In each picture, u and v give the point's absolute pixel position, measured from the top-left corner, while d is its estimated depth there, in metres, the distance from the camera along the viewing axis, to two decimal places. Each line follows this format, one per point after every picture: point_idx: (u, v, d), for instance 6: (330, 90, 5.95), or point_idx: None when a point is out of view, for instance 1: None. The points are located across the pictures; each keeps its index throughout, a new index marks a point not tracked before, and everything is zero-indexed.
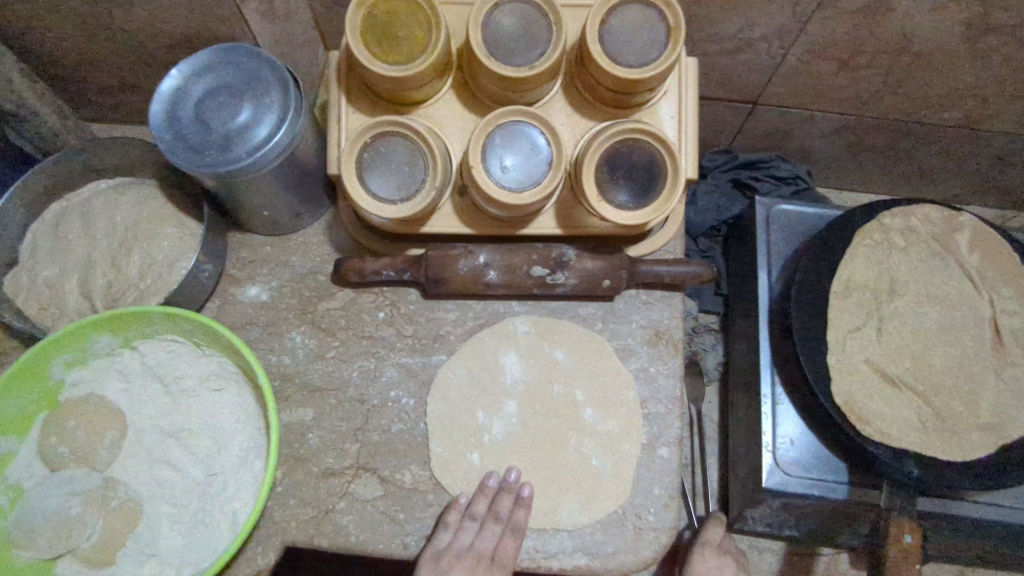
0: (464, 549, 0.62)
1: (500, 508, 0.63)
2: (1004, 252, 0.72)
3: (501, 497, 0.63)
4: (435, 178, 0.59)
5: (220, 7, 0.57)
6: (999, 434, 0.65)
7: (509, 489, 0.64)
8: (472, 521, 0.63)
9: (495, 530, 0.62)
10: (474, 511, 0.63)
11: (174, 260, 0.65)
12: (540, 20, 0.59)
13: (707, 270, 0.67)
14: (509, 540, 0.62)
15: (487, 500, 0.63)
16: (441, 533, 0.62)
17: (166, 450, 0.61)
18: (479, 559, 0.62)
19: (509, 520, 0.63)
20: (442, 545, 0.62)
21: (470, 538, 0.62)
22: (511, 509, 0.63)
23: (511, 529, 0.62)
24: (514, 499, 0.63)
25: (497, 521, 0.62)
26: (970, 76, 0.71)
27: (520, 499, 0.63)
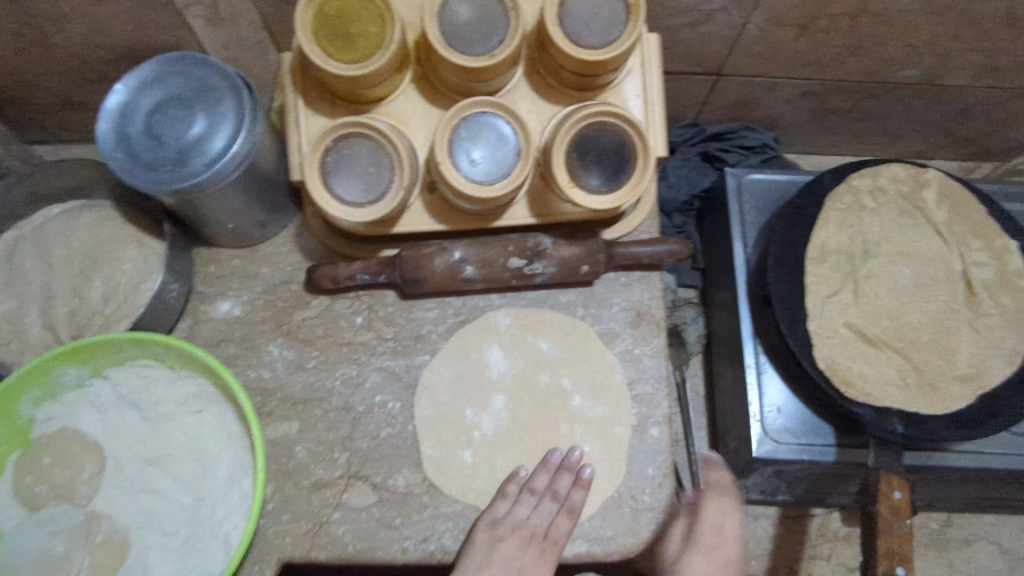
0: (520, 521, 0.63)
1: (559, 487, 0.63)
2: (971, 204, 0.73)
3: (561, 476, 0.64)
4: (403, 177, 0.58)
5: (159, 16, 0.55)
6: (977, 383, 0.66)
7: (570, 468, 0.64)
8: (530, 495, 0.64)
9: (552, 506, 0.63)
10: (533, 487, 0.64)
11: (139, 282, 0.63)
12: (497, 6, 0.58)
13: (683, 247, 0.67)
14: (564, 518, 0.63)
15: (548, 476, 0.64)
16: (500, 502, 0.63)
17: (150, 478, 0.59)
18: (534, 532, 0.63)
19: (566, 500, 0.63)
20: (499, 513, 0.63)
21: (528, 510, 0.63)
22: (569, 488, 0.63)
23: (568, 508, 0.63)
24: (574, 479, 0.63)
25: (555, 499, 0.63)
26: (928, 33, 0.71)
27: (580, 480, 0.63)
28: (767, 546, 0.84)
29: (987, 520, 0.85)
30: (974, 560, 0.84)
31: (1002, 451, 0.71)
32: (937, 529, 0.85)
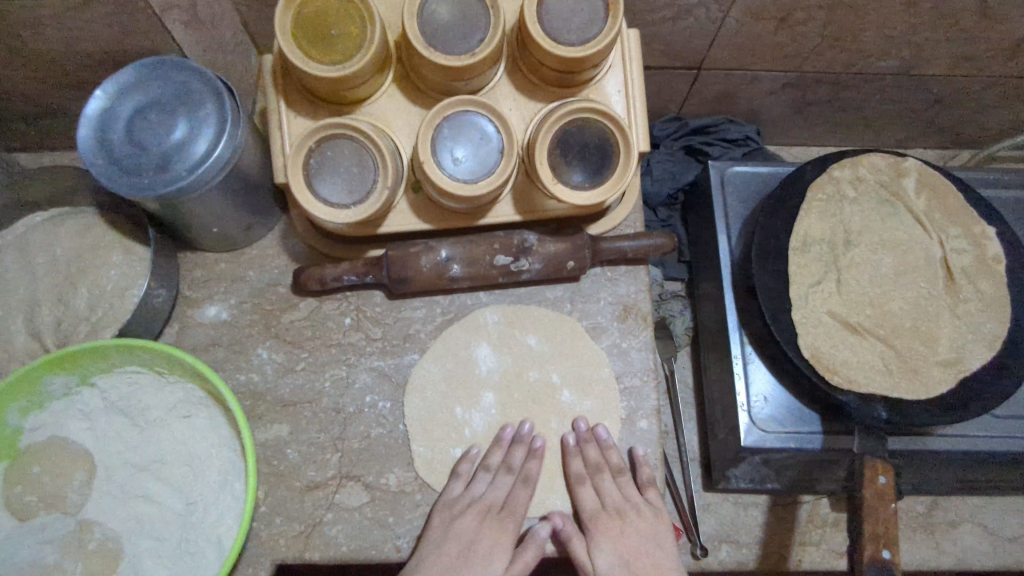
0: (475, 497, 0.63)
1: (513, 460, 0.64)
2: (949, 192, 0.74)
3: (515, 449, 0.65)
4: (387, 178, 0.58)
5: (138, 21, 0.55)
6: (958, 367, 0.67)
7: (524, 441, 0.65)
8: (485, 470, 0.64)
9: (508, 481, 0.64)
10: (487, 462, 0.64)
11: (125, 288, 0.63)
12: (477, 6, 0.58)
13: (668, 241, 0.68)
14: (521, 490, 0.64)
15: (502, 452, 0.65)
16: (455, 482, 0.63)
17: (141, 484, 0.59)
18: (489, 506, 0.63)
19: (522, 471, 0.64)
20: (454, 493, 0.63)
21: (483, 486, 0.64)
22: (524, 460, 0.64)
23: (523, 480, 0.64)
24: (528, 450, 0.65)
25: (509, 473, 0.64)
26: (903, 24, 0.72)
27: (533, 451, 0.65)
28: (757, 533, 0.85)
29: (972, 502, 0.86)
30: (960, 542, 0.85)
31: (985, 434, 0.72)
32: (923, 512, 0.86)
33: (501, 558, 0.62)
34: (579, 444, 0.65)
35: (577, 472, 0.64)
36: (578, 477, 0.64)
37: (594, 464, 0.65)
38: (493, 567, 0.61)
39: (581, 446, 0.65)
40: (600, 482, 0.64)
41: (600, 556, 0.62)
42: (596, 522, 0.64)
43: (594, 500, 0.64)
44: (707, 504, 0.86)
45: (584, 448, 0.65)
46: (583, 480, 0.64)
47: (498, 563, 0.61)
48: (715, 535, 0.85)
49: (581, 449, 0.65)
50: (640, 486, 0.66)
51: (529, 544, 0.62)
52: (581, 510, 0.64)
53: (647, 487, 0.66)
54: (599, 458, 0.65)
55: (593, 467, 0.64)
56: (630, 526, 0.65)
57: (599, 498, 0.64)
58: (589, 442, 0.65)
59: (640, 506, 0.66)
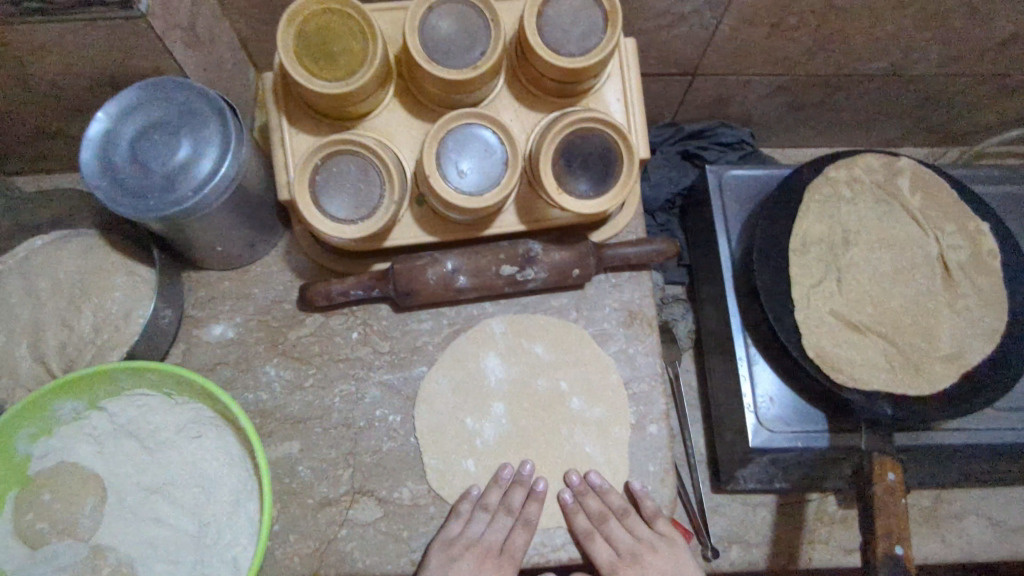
0: (473, 539, 0.62)
1: (512, 501, 0.63)
2: (942, 189, 0.75)
3: (514, 490, 0.64)
4: (393, 193, 0.58)
5: (139, 42, 0.55)
6: (960, 362, 0.68)
7: (523, 481, 0.64)
8: (483, 511, 0.63)
9: (506, 523, 0.63)
10: (486, 502, 0.63)
11: (129, 310, 0.63)
12: (477, 18, 0.58)
13: (671, 246, 0.68)
14: (521, 531, 0.63)
15: (501, 492, 0.64)
16: (453, 522, 0.62)
17: (153, 507, 0.59)
18: (488, 548, 0.62)
19: (521, 512, 0.64)
20: (451, 534, 0.62)
21: (481, 528, 0.63)
22: (523, 502, 0.64)
23: (523, 522, 0.63)
24: (527, 492, 0.64)
25: (509, 513, 0.63)
26: (892, 26, 0.74)
27: (533, 493, 0.64)
28: (766, 534, 0.86)
29: (975, 493, 0.87)
30: (965, 534, 0.86)
31: (988, 427, 0.73)
32: (929, 506, 0.87)
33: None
34: (577, 498, 0.65)
35: (583, 528, 0.63)
36: (585, 532, 0.63)
37: (598, 515, 0.64)
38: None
39: (580, 500, 0.64)
40: (608, 530, 0.63)
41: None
42: (615, 575, 0.62)
43: (606, 550, 0.63)
44: (716, 506, 0.87)
45: (583, 501, 0.64)
46: (591, 535, 0.63)
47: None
48: (724, 537, 0.86)
49: (581, 501, 0.65)
50: (647, 520, 0.65)
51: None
52: (599, 564, 0.63)
53: (654, 520, 0.65)
54: (602, 508, 0.64)
55: (598, 516, 0.64)
56: (650, 567, 0.63)
57: (611, 547, 0.63)
58: (587, 492, 0.65)
59: (655, 543, 0.64)
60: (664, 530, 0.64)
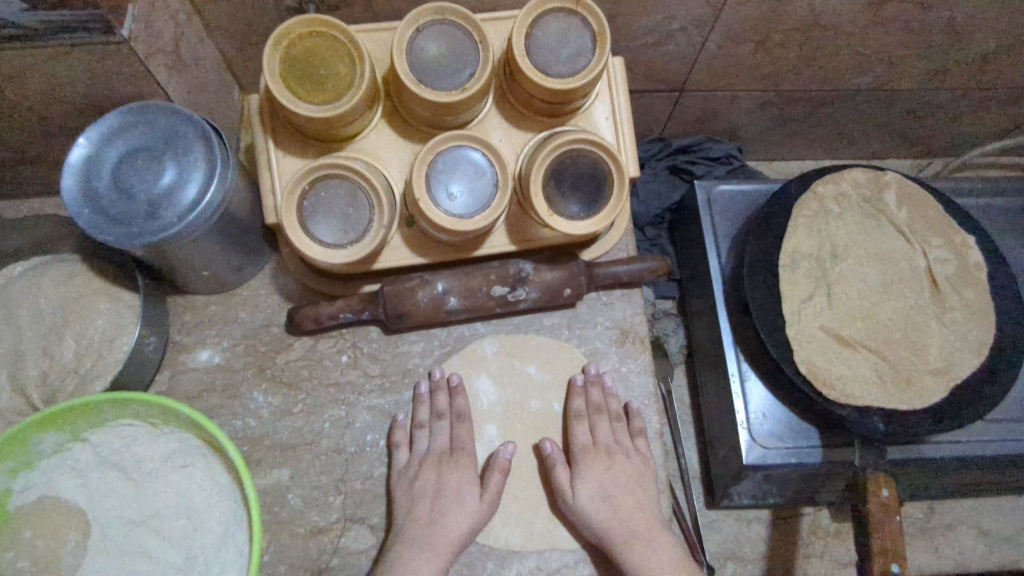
0: (424, 453, 0.65)
1: (439, 405, 0.66)
2: (927, 203, 0.76)
3: (437, 396, 0.67)
4: (383, 216, 0.57)
5: (121, 67, 0.54)
6: (949, 375, 0.69)
7: (441, 386, 0.67)
8: (420, 429, 0.66)
9: (444, 425, 0.66)
10: (418, 420, 0.67)
11: (113, 337, 0.61)
12: (465, 40, 0.58)
13: (662, 263, 0.68)
14: (460, 427, 0.67)
15: (427, 405, 0.67)
16: (398, 452, 0.65)
17: (138, 540, 0.57)
18: (440, 454, 0.66)
19: (452, 410, 0.67)
20: (402, 463, 0.65)
21: (425, 442, 0.66)
22: (449, 401, 0.67)
23: (458, 418, 0.67)
24: (449, 392, 0.67)
25: (442, 418, 0.66)
26: (876, 43, 0.75)
27: (453, 390, 0.67)
28: (761, 548, 0.86)
29: (966, 504, 0.88)
30: (958, 544, 0.86)
31: (978, 439, 0.73)
32: (921, 517, 0.87)
33: (470, 494, 0.64)
34: (585, 385, 0.68)
35: (578, 409, 0.68)
36: (578, 414, 0.68)
37: (595, 406, 0.68)
38: (467, 505, 0.63)
39: (588, 388, 0.68)
40: (597, 422, 0.67)
41: (581, 486, 0.64)
42: (581, 456, 0.66)
43: (586, 436, 0.67)
44: (710, 522, 0.86)
45: (590, 389, 0.68)
46: (580, 417, 0.67)
47: (471, 500, 0.63)
48: (719, 553, 0.85)
49: (587, 389, 0.68)
50: (631, 432, 0.69)
51: (493, 469, 0.64)
52: (574, 444, 0.67)
53: (637, 435, 0.69)
54: (602, 402, 0.68)
55: (594, 407, 0.68)
56: (616, 465, 0.66)
57: (591, 436, 0.67)
58: (595, 384, 0.68)
59: (630, 450, 0.68)
60: (641, 446, 0.69)
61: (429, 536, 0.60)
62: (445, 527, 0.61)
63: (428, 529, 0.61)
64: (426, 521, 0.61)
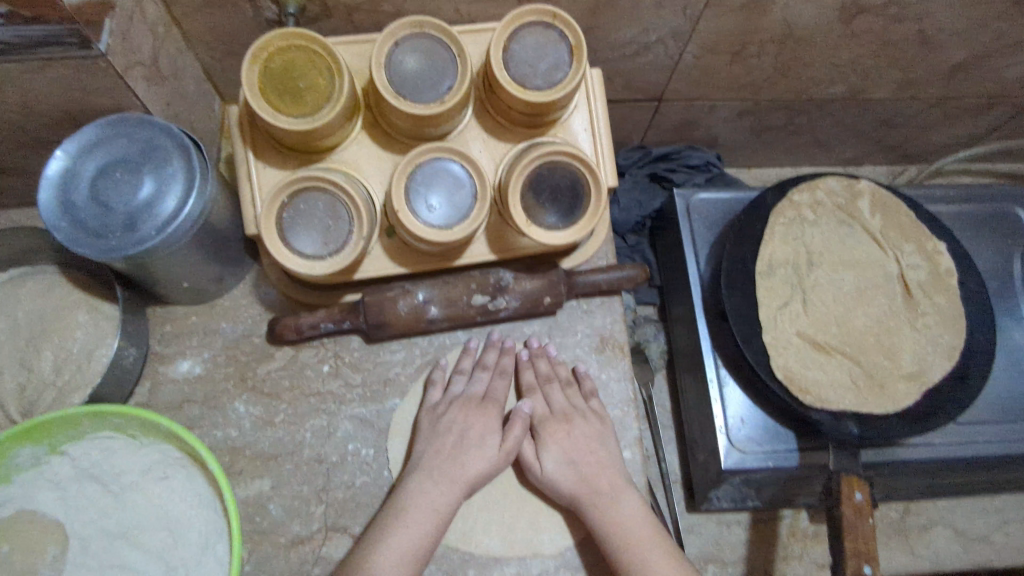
0: (455, 396, 0.67)
1: (487, 360, 0.69)
2: (900, 210, 0.78)
3: (489, 352, 0.69)
4: (362, 228, 0.58)
5: (99, 79, 0.54)
6: (921, 380, 0.70)
7: (495, 345, 0.69)
8: (459, 374, 0.68)
9: (485, 376, 0.68)
10: (460, 366, 0.68)
11: (92, 349, 0.61)
12: (443, 52, 0.59)
13: (640, 271, 0.69)
14: (499, 382, 0.68)
15: (472, 357, 0.69)
16: (431, 390, 0.67)
17: (117, 552, 0.57)
18: (471, 399, 0.67)
19: (497, 366, 0.69)
20: (434, 400, 0.67)
21: (461, 386, 0.67)
22: (498, 358, 0.69)
23: (500, 372, 0.68)
24: (499, 351, 0.69)
25: (485, 369, 0.68)
26: (849, 54, 0.76)
27: (504, 348, 0.69)
28: (740, 551, 0.87)
29: (941, 505, 0.89)
30: (933, 545, 0.88)
31: (951, 442, 0.75)
32: (897, 518, 0.89)
33: (492, 439, 0.65)
34: (531, 359, 0.70)
35: (529, 383, 0.69)
36: (529, 387, 0.69)
37: (545, 376, 0.69)
38: (488, 449, 0.64)
39: (534, 361, 0.69)
40: (549, 391, 0.68)
41: (547, 456, 0.65)
42: (543, 427, 0.67)
43: (542, 407, 0.69)
44: (691, 525, 0.87)
45: (536, 362, 0.69)
46: (533, 389, 0.69)
47: (492, 445, 0.64)
48: (701, 556, 0.86)
49: (534, 362, 0.70)
50: (584, 395, 0.69)
51: (513, 422, 0.66)
52: (533, 415, 0.68)
53: (590, 396, 0.69)
54: (550, 371, 0.69)
55: (544, 378, 0.69)
56: (576, 429, 0.66)
57: (547, 405, 0.68)
58: (540, 356, 0.69)
59: (586, 412, 0.68)
60: (596, 406, 0.68)
61: (447, 470, 0.62)
62: (464, 466, 0.62)
63: (449, 462, 0.62)
64: (448, 454, 0.63)
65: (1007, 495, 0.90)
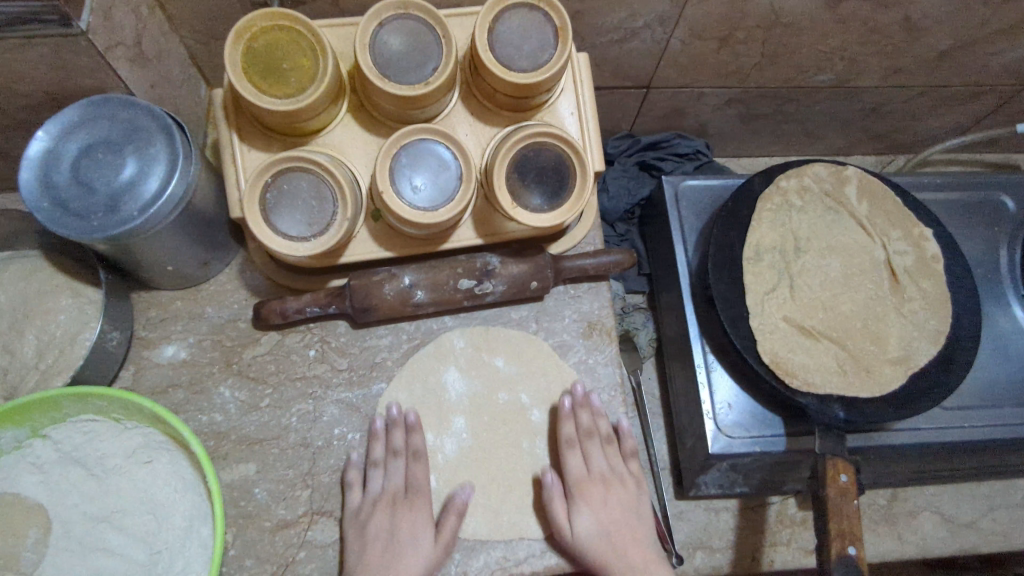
0: (377, 493, 0.63)
1: (394, 444, 0.64)
2: (886, 196, 0.78)
3: (392, 434, 0.65)
4: (347, 210, 0.58)
5: (81, 59, 0.53)
6: (906, 364, 0.70)
7: (398, 423, 0.65)
8: (375, 468, 0.64)
9: (400, 464, 0.64)
10: (373, 458, 0.64)
11: (75, 333, 0.61)
12: (428, 34, 0.58)
13: (628, 256, 0.69)
14: (415, 466, 0.64)
15: (382, 442, 0.65)
16: (350, 493, 0.63)
17: (99, 536, 0.57)
18: (394, 494, 0.63)
19: (408, 448, 0.65)
20: (356, 504, 0.62)
21: (380, 482, 0.64)
22: (405, 438, 0.65)
23: (412, 455, 0.65)
24: (405, 428, 0.65)
25: (398, 455, 0.64)
26: (835, 41, 0.76)
27: (410, 426, 0.65)
28: (728, 538, 0.87)
29: (929, 491, 0.90)
30: (920, 530, 0.88)
31: (937, 427, 0.75)
32: (884, 505, 0.89)
33: (425, 536, 0.62)
34: (573, 409, 0.67)
35: (568, 436, 0.66)
36: (568, 441, 0.66)
37: (585, 431, 0.67)
38: (421, 546, 0.61)
39: (576, 412, 0.67)
40: (588, 448, 0.67)
41: (580, 519, 0.64)
42: (578, 487, 0.66)
43: (579, 464, 0.66)
44: (680, 512, 0.88)
45: (579, 414, 0.67)
46: (573, 444, 0.66)
47: (425, 541, 0.61)
48: (689, 543, 0.86)
49: (575, 413, 0.67)
50: (624, 456, 0.71)
51: (446, 515, 0.63)
52: (568, 473, 0.66)
53: (628, 458, 0.71)
54: (591, 425, 0.67)
55: (585, 433, 0.67)
56: (612, 492, 0.68)
57: (584, 464, 0.67)
58: (583, 407, 0.67)
59: (623, 476, 0.70)
60: (633, 468, 0.71)
61: None
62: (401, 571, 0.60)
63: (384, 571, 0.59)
64: (382, 562, 0.60)
65: (995, 481, 0.90)
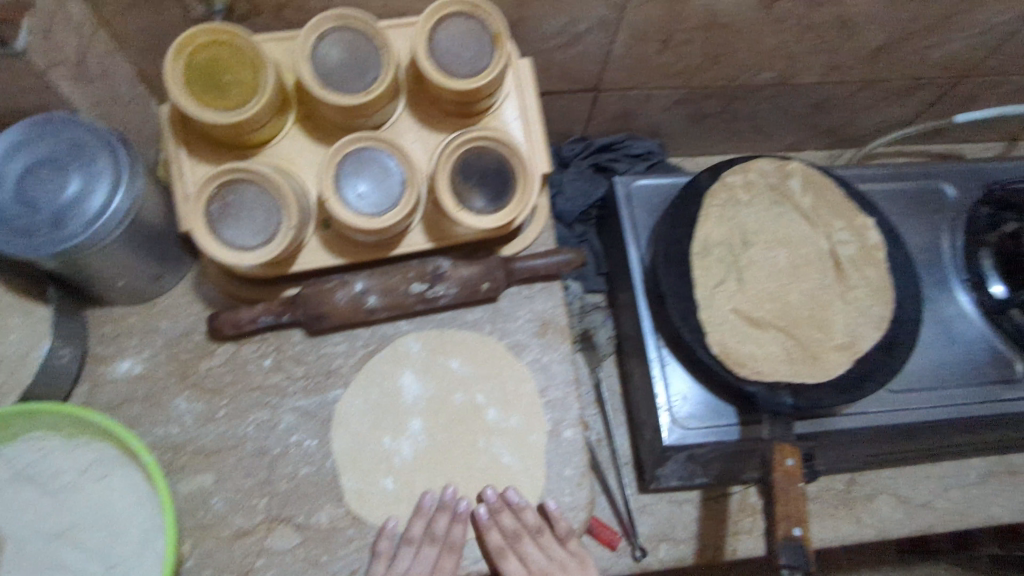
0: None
1: (437, 528, 0.64)
2: (828, 188, 0.80)
3: (438, 518, 0.64)
4: (292, 219, 0.58)
5: (22, 79, 0.54)
6: (852, 350, 0.72)
7: (446, 508, 0.64)
8: (408, 545, 0.62)
9: (433, 552, 0.63)
10: (410, 535, 0.63)
11: (25, 351, 0.59)
12: (368, 45, 0.60)
13: (577, 255, 0.70)
14: (448, 557, 0.64)
15: (423, 521, 0.64)
16: (375, 563, 0.61)
17: (55, 552, 0.57)
18: None
19: (446, 538, 0.64)
20: None
21: (406, 562, 0.62)
22: (448, 525, 0.64)
23: (449, 547, 0.64)
24: (452, 516, 0.64)
25: (434, 542, 0.63)
26: (772, 39, 0.79)
27: (457, 514, 0.64)
28: (692, 529, 0.88)
29: (885, 474, 0.92)
30: (877, 513, 0.91)
31: (885, 411, 0.77)
32: (842, 489, 0.92)
33: None
34: (492, 516, 0.65)
35: (497, 546, 0.64)
36: (499, 550, 0.64)
37: (512, 533, 0.64)
38: None
39: (495, 517, 0.65)
40: (521, 548, 0.64)
41: None
42: None
43: (518, 566, 0.64)
44: (644, 506, 0.89)
45: (498, 519, 0.65)
46: (503, 552, 0.64)
47: None
48: (653, 536, 0.88)
49: (496, 519, 0.65)
50: (560, 538, 0.66)
51: None
52: None
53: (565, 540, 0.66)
54: (517, 526, 0.65)
55: (512, 536, 0.64)
56: None
57: (523, 564, 0.64)
58: (503, 510, 0.65)
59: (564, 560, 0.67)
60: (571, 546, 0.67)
61: None
62: None
63: None
64: None
65: (947, 462, 0.93)
